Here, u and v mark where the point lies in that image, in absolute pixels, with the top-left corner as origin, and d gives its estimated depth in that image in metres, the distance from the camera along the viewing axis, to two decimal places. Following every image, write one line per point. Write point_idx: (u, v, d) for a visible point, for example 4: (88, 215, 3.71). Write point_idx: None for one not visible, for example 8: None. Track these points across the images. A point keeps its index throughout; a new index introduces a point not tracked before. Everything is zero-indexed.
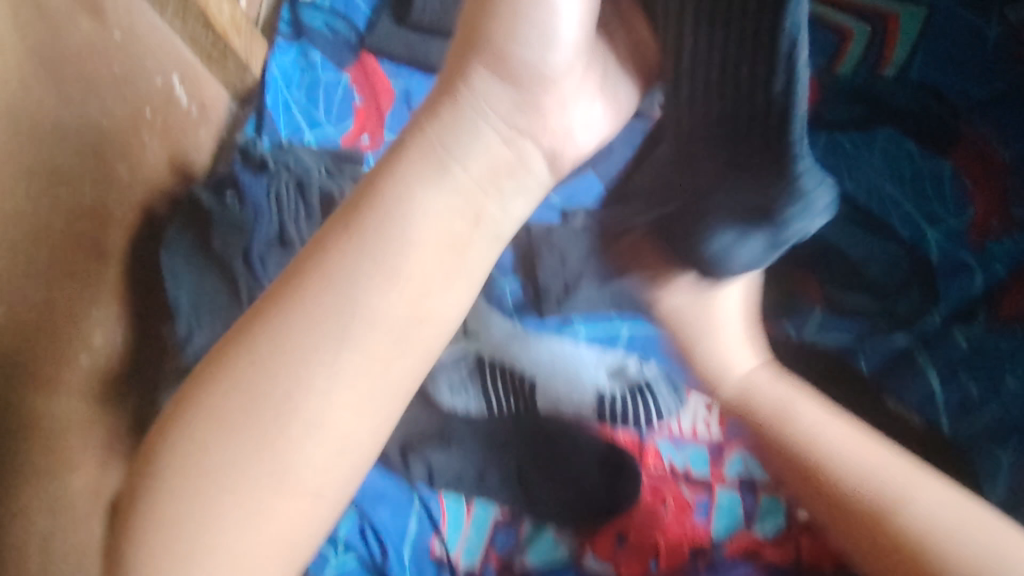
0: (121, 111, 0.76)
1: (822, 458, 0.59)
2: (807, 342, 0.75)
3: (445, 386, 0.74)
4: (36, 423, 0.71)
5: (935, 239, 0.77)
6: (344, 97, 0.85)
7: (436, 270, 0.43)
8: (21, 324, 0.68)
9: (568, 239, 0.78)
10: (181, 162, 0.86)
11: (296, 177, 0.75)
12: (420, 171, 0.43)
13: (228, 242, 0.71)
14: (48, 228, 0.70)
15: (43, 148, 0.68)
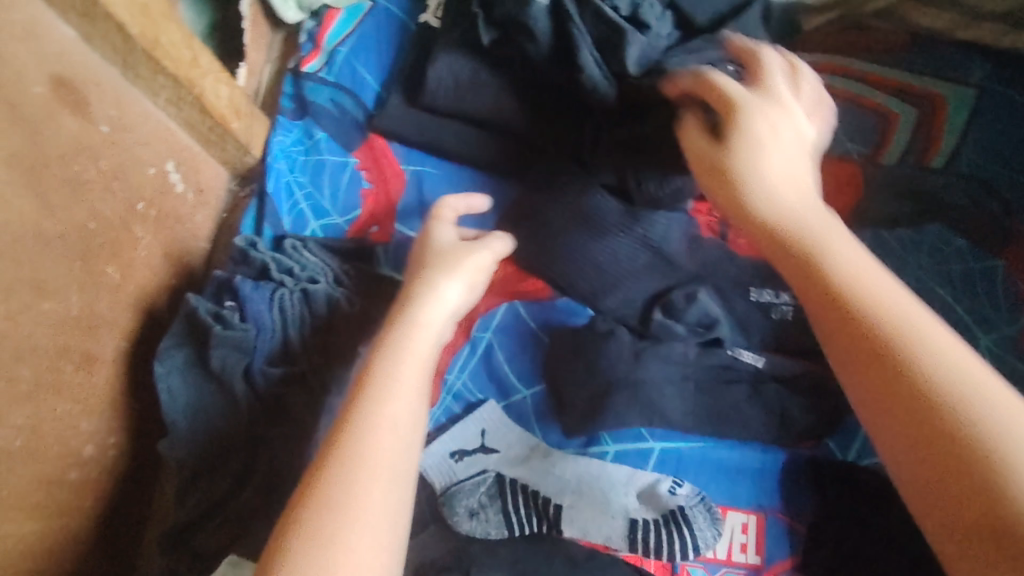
0: (112, 209, 0.70)
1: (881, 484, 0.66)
2: (853, 462, 0.70)
3: (464, 510, 0.68)
4: (21, 554, 0.65)
5: (986, 342, 0.73)
6: (352, 181, 0.79)
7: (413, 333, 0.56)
8: (2, 453, 0.63)
9: (594, 347, 0.71)
10: (179, 251, 0.79)
11: (300, 288, 0.69)
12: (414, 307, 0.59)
13: (228, 362, 0.65)
14: (32, 347, 0.64)
15: (26, 262, 0.63)
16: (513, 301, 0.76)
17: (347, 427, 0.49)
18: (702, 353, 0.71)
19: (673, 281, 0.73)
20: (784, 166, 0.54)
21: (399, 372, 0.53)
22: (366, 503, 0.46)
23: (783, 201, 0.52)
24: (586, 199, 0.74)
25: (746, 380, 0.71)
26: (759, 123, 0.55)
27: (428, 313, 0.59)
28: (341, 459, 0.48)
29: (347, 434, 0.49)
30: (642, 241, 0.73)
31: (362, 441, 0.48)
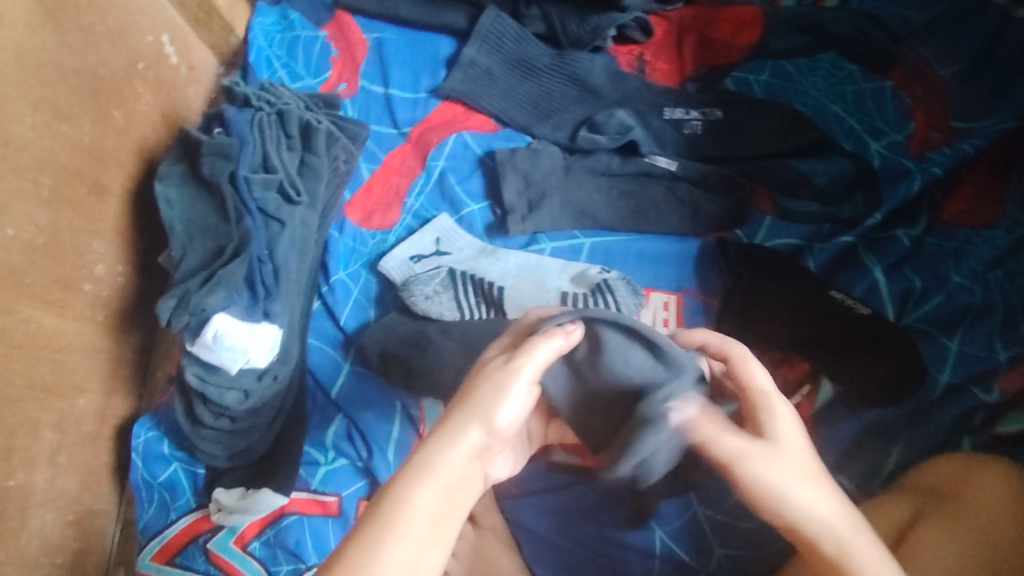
0: (116, 61, 0.84)
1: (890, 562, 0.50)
2: (759, 243, 0.79)
3: (419, 294, 0.78)
4: (41, 341, 0.77)
5: (876, 148, 0.82)
6: (322, 51, 0.93)
7: (435, 538, 0.46)
8: (27, 246, 0.74)
9: (529, 160, 0.83)
10: (174, 115, 0.93)
11: (276, 110, 0.82)
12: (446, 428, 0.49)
13: (216, 167, 0.76)
14: (52, 161, 0.76)
15: (47, 86, 0.75)
16: (461, 133, 0.87)
17: (379, 504, 0.47)
18: (623, 161, 0.83)
19: (597, 108, 0.86)
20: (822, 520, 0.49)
21: (420, 492, 0.47)
22: None
23: (821, 530, 0.49)
24: (521, 47, 0.90)
25: (663, 181, 0.82)
26: (767, 471, 0.50)
27: (443, 464, 0.48)
28: (369, 539, 0.45)
29: (371, 528, 0.46)
30: (571, 78, 0.88)
31: (401, 507, 0.46)
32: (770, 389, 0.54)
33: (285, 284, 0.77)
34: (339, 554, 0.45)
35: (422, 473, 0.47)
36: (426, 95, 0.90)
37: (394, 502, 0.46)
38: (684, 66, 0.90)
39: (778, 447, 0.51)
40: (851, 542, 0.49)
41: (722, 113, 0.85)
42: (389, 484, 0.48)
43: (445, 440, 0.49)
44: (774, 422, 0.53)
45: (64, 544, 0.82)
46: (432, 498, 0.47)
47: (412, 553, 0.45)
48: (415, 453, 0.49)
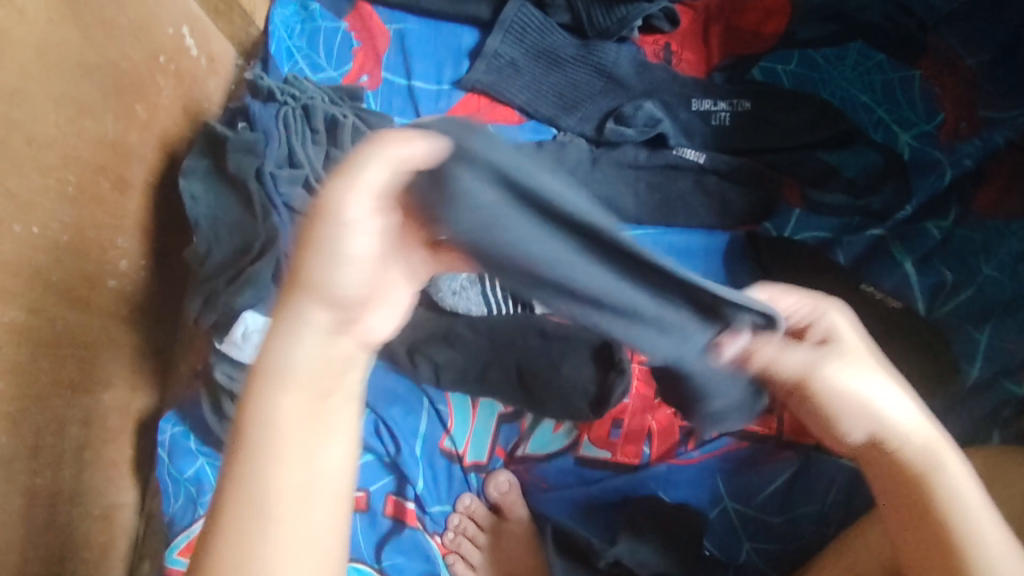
0: (137, 55, 0.83)
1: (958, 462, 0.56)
2: (788, 237, 0.78)
3: (447, 290, 0.78)
4: (67, 338, 0.76)
5: (905, 139, 0.81)
6: (343, 42, 0.92)
7: (310, 454, 0.48)
8: (52, 243, 0.74)
9: (557, 153, 0.82)
10: (194, 107, 0.93)
11: (302, 104, 0.81)
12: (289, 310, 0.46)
13: (241, 163, 0.76)
14: (76, 157, 0.76)
15: (71, 83, 0.74)
16: (487, 125, 0.86)
17: (241, 418, 0.47)
18: (651, 154, 0.83)
19: (623, 99, 0.85)
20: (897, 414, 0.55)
21: (274, 399, 0.47)
22: (278, 516, 0.46)
23: (901, 434, 0.55)
24: (546, 38, 0.89)
25: (690, 173, 0.82)
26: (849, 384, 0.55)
27: (302, 364, 0.47)
28: (240, 467, 0.46)
29: (244, 450, 0.47)
30: (597, 69, 0.87)
31: (264, 413, 0.47)
32: (836, 332, 0.56)
33: None
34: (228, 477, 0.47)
35: (283, 378, 0.47)
36: (449, 87, 0.89)
37: (258, 425, 0.47)
38: (710, 56, 0.89)
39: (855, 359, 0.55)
40: (944, 450, 0.55)
41: (751, 104, 0.84)
42: (250, 384, 0.48)
43: (290, 323, 0.46)
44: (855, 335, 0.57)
45: (90, 539, 0.82)
46: (286, 403, 0.47)
47: (286, 472, 0.47)
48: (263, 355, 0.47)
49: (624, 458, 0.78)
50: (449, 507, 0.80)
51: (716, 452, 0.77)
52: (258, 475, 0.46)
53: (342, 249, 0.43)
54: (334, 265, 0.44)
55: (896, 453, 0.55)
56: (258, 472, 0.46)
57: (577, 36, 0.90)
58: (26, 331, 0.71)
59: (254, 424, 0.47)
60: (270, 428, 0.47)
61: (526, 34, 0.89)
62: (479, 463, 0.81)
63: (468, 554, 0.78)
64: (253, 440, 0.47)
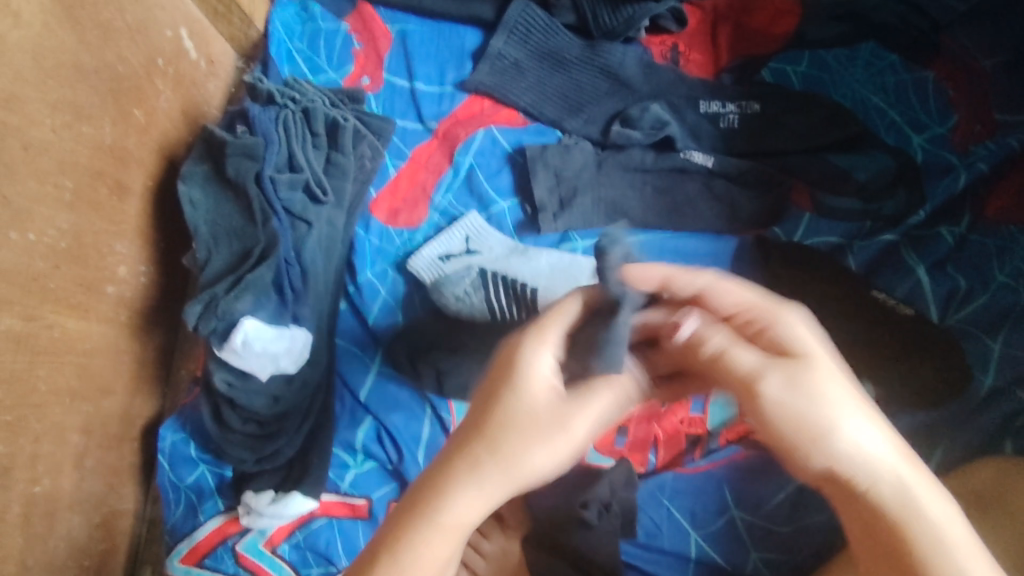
0: (135, 58, 0.81)
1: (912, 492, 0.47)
2: (798, 241, 0.77)
3: (450, 295, 0.76)
4: (65, 346, 0.75)
5: (918, 142, 0.80)
6: (344, 44, 0.90)
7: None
8: (50, 250, 0.73)
9: (561, 156, 0.81)
10: (193, 110, 0.92)
11: (302, 108, 0.80)
12: (506, 444, 0.47)
13: (241, 167, 0.74)
14: (72, 163, 0.74)
15: (68, 87, 0.73)
16: (489, 128, 0.85)
17: (415, 520, 0.48)
18: (658, 156, 0.81)
19: (630, 101, 0.84)
20: (867, 446, 0.46)
21: (442, 535, 0.47)
22: None
23: (863, 468, 0.46)
24: (550, 39, 0.88)
25: (698, 176, 0.80)
26: (796, 403, 0.46)
27: (478, 501, 0.47)
28: (393, 568, 0.47)
29: (405, 545, 0.47)
30: (602, 70, 0.85)
31: (435, 535, 0.47)
32: (810, 337, 0.48)
33: (312, 287, 0.76)
34: (389, 541, 0.48)
35: (467, 507, 0.47)
36: (452, 89, 0.88)
37: (415, 543, 0.47)
38: (719, 56, 0.87)
39: (807, 367, 0.46)
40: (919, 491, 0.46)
41: (760, 107, 0.82)
42: (430, 482, 0.48)
43: (495, 462, 0.47)
44: (796, 338, 0.47)
45: (90, 548, 0.81)
46: (447, 535, 0.48)
47: None
48: (461, 465, 0.48)
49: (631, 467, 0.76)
50: None
51: (725, 461, 0.75)
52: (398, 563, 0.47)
53: (565, 397, 0.48)
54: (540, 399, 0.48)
55: (862, 491, 0.46)
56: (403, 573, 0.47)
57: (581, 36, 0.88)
58: (23, 339, 0.70)
59: (417, 537, 0.47)
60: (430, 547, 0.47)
61: (529, 33, 0.88)
62: None
63: (471, 561, 0.77)
64: (412, 540, 0.47)
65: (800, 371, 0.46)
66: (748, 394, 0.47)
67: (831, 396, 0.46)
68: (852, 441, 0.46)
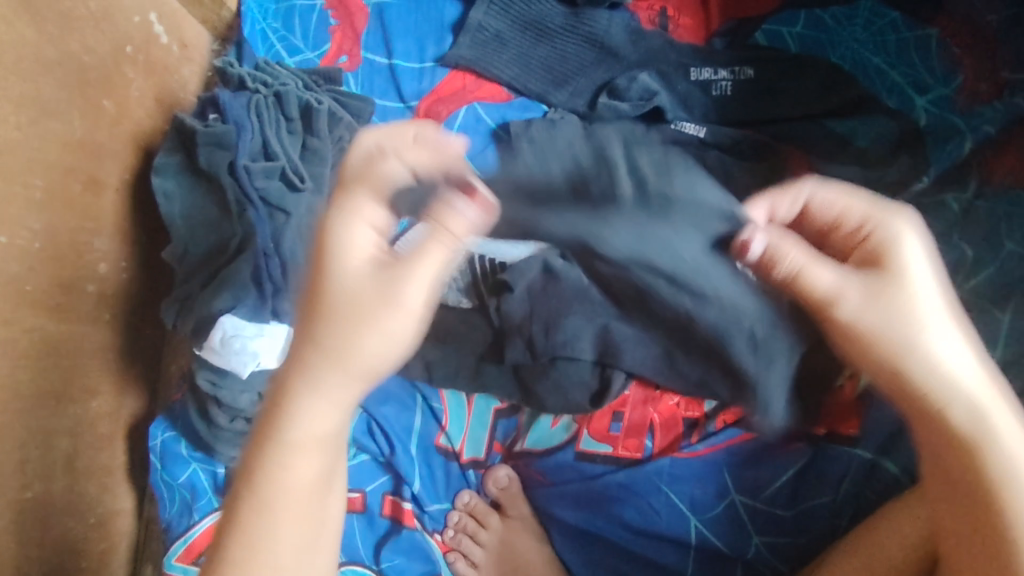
0: (102, 47, 0.79)
1: (972, 413, 0.51)
2: None
3: None
4: (47, 348, 0.74)
5: (922, 104, 0.76)
6: (320, 22, 0.87)
7: (312, 458, 0.48)
8: (23, 252, 0.71)
9: (546, 131, 0.77)
10: (169, 98, 0.89)
11: (274, 92, 0.77)
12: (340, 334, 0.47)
13: (213, 157, 0.72)
14: (42, 160, 0.72)
15: (30, 81, 0.70)
16: (472, 104, 0.82)
17: (269, 427, 0.48)
18: (649, 128, 0.76)
19: (618, 71, 0.80)
20: (944, 351, 0.52)
21: (301, 429, 0.48)
22: (294, 485, 0.48)
23: (950, 380, 0.52)
24: (533, 7, 0.84)
25: (692, 148, 0.76)
26: (876, 318, 0.53)
27: (326, 389, 0.48)
28: (262, 468, 0.48)
29: (281, 428, 0.48)
30: (587, 38, 0.82)
31: (291, 425, 0.48)
32: (914, 259, 0.54)
33: (294, 279, 0.72)
34: (283, 385, 0.48)
35: (314, 396, 0.48)
36: (433, 65, 0.84)
37: (277, 442, 0.48)
38: (710, 19, 0.83)
39: (897, 280, 0.53)
40: (914, 357, 0.52)
41: (754, 71, 0.78)
42: (272, 405, 0.49)
43: (338, 353, 0.47)
44: (901, 264, 0.54)
45: (86, 547, 0.81)
46: (315, 418, 0.48)
47: (302, 457, 0.48)
48: (301, 377, 0.48)
49: (626, 453, 0.74)
50: (448, 503, 0.78)
51: (726, 444, 0.72)
52: (283, 434, 0.48)
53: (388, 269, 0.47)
54: (372, 283, 0.46)
55: (945, 409, 0.52)
56: (272, 458, 0.48)
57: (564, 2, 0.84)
58: (2, 344, 0.68)
59: (284, 441, 0.48)
60: (300, 425, 0.48)
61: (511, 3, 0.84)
62: (476, 460, 0.78)
63: (469, 552, 0.76)
64: (286, 436, 0.48)
65: (889, 283, 0.53)
66: (825, 312, 0.54)
67: (926, 305, 0.53)
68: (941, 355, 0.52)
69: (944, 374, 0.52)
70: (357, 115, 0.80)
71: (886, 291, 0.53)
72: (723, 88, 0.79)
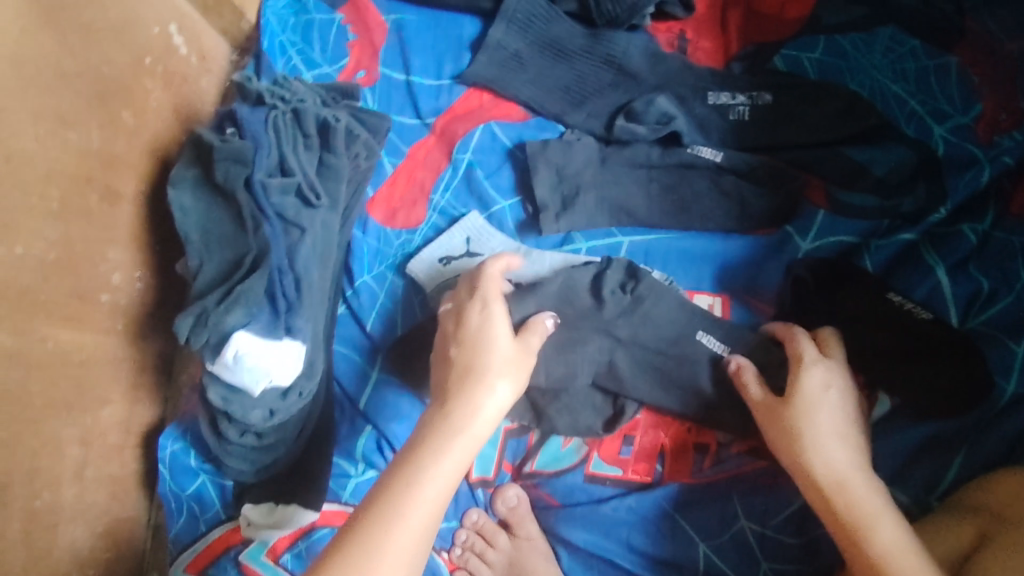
0: (121, 59, 0.79)
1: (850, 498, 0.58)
2: (811, 242, 0.74)
3: None
4: (60, 359, 0.74)
5: (940, 133, 0.75)
6: (339, 36, 0.88)
7: (440, 500, 0.55)
8: (39, 263, 0.71)
9: (562, 153, 0.78)
10: (187, 109, 0.89)
11: (292, 107, 0.77)
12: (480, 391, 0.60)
13: (230, 172, 0.71)
14: (60, 172, 0.72)
15: (49, 94, 0.70)
16: (489, 123, 0.82)
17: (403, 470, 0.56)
18: (664, 152, 0.77)
19: (635, 93, 0.80)
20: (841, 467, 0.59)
21: (438, 467, 0.56)
22: (411, 528, 0.53)
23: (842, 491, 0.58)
24: (552, 26, 0.84)
25: (707, 172, 0.76)
26: (811, 429, 0.61)
27: (468, 425, 0.59)
28: (386, 512, 0.53)
29: (401, 479, 0.55)
30: (606, 60, 0.82)
31: (424, 474, 0.56)
32: (819, 393, 0.62)
33: (308, 296, 0.72)
34: (422, 433, 0.59)
35: (446, 437, 0.58)
36: (450, 82, 0.84)
37: (424, 465, 0.56)
38: (730, 44, 0.83)
39: (807, 402, 0.62)
40: (855, 489, 0.58)
41: (772, 97, 0.78)
42: (411, 450, 0.57)
43: (470, 405, 0.59)
44: (817, 406, 0.62)
45: (94, 556, 0.81)
46: (454, 455, 0.57)
47: (428, 495, 0.55)
48: (445, 419, 0.59)
49: (637, 477, 0.73)
50: (455, 521, 0.77)
51: (736, 471, 0.72)
52: (415, 482, 0.55)
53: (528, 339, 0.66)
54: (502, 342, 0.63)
55: (867, 546, 0.56)
56: (402, 500, 0.54)
57: (585, 23, 0.85)
58: (15, 355, 0.69)
59: (421, 477, 0.56)
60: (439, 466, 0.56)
61: (530, 23, 0.84)
62: (485, 478, 0.77)
63: (475, 570, 0.75)
64: (415, 473, 0.56)
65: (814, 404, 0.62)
66: (780, 416, 0.62)
67: (834, 428, 0.61)
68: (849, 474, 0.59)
69: (858, 492, 0.58)
70: (374, 131, 0.80)
71: (818, 408, 0.62)
72: (741, 113, 0.78)
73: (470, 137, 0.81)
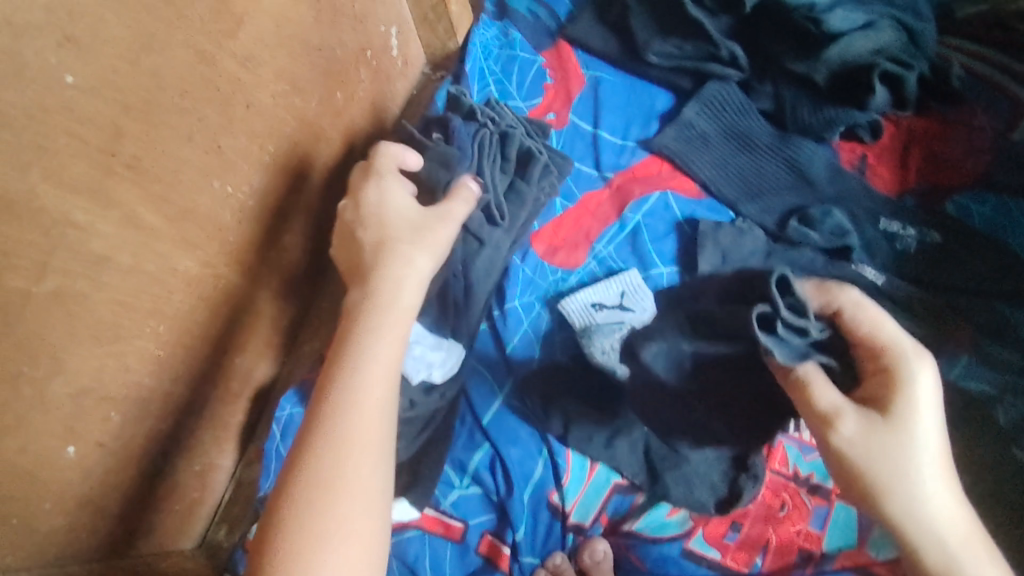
0: (351, 45, 0.85)
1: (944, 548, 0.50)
2: (951, 380, 0.74)
3: (597, 347, 0.74)
4: (223, 299, 0.77)
5: None
6: (538, 77, 0.94)
7: (365, 459, 0.55)
8: (239, 206, 0.75)
9: (732, 238, 0.81)
10: (382, 105, 0.95)
11: (500, 130, 0.81)
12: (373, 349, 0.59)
13: (433, 173, 0.74)
14: (279, 129, 0.77)
15: (293, 59, 0.76)
16: (666, 192, 0.87)
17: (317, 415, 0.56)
18: (830, 262, 0.80)
19: (811, 200, 0.85)
20: (938, 506, 0.51)
21: (342, 415, 0.56)
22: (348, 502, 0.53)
23: (918, 520, 0.51)
24: (743, 120, 0.90)
25: (864, 291, 0.79)
26: (873, 454, 0.52)
27: (366, 383, 0.58)
28: (312, 472, 0.53)
29: (321, 438, 0.55)
30: (789, 163, 0.87)
31: (332, 420, 0.56)
32: (873, 443, 0.52)
33: (474, 303, 0.79)
34: (328, 382, 0.58)
35: (344, 393, 0.57)
36: (634, 145, 0.90)
37: (324, 420, 0.56)
38: (907, 176, 0.87)
39: (896, 429, 0.52)
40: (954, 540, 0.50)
41: (941, 238, 0.82)
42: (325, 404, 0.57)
43: (361, 351, 0.59)
44: (900, 435, 0.51)
45: (185, 493, 0.82)
46: (351, 412, 0.56)
47: (336, 457, 0.54)
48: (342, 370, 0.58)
49: (734, 564, 0.74)
50: (538, 560, 0.76)
51: None
52: (325, 437, 0.55)
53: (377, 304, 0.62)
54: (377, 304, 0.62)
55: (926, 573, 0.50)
56: (323, 461, 0.54)
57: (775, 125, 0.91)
58: (194, 283, 0.72)
59: (324, 432, 0.55)
60: (348, 416, 0.56)
61: (723, 112, 0.90)
62: (580, 525, 0.77)
63: None
64: (332, 423, 0.56)
65: (891, 431, 0.52)
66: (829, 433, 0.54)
67: (921, 453, 0.51)
68: (930, 500, 0.51)
69: (922, 511, 0.51)
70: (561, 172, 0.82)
71: (889, 427, 0.52)
72: (904, 246, 0.82)
73: (647, 202, 0.86)
